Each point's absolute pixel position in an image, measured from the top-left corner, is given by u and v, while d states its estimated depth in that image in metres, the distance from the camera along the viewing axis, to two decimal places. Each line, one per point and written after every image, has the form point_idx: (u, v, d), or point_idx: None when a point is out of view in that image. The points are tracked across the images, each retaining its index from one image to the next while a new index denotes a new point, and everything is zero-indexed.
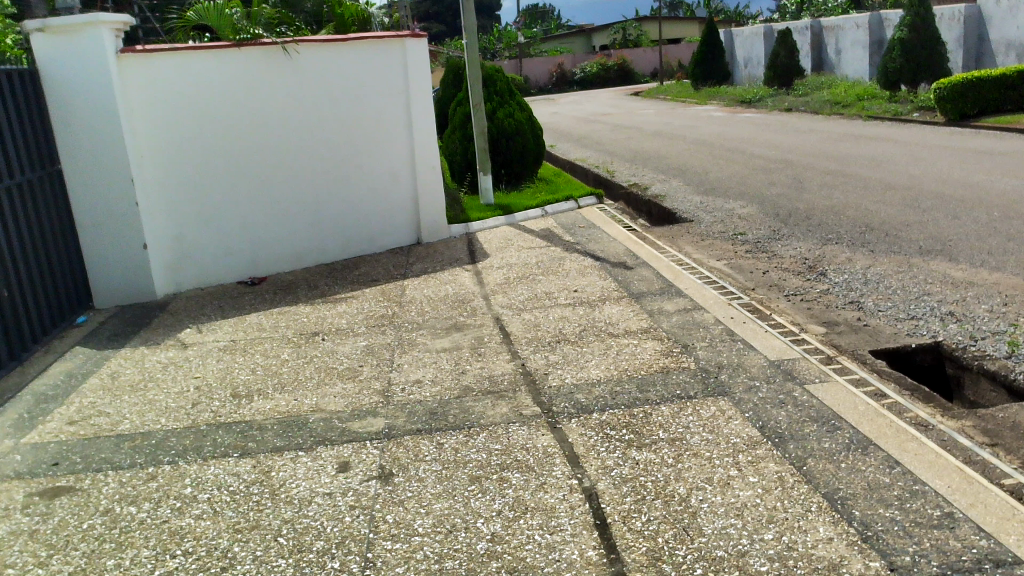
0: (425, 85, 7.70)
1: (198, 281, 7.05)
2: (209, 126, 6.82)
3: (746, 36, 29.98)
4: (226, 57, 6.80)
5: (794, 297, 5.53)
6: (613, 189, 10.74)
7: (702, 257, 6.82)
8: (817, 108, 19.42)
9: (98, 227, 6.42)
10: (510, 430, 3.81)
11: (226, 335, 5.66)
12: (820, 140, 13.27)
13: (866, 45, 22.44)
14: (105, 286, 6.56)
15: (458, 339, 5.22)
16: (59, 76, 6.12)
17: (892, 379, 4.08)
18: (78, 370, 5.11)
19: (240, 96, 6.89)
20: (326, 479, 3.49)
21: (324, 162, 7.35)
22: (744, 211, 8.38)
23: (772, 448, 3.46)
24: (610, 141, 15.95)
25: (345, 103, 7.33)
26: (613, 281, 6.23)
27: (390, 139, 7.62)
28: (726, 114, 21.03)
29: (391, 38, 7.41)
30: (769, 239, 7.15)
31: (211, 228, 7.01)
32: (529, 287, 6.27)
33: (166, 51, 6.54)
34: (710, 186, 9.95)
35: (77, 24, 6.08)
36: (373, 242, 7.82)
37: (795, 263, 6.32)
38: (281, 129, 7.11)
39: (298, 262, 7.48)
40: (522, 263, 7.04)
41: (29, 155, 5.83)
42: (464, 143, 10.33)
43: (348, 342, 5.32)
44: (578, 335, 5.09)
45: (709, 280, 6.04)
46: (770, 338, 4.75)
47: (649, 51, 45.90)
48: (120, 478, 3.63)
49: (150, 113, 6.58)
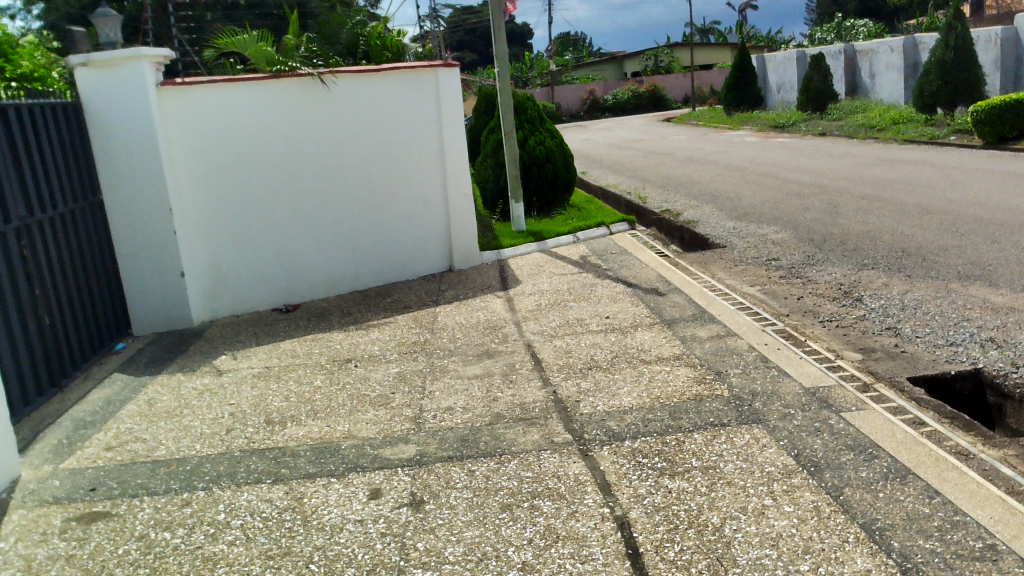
0: (457, 114, 7.78)
1: (233, 308, 7.14)
2: (247, 156, 6.94)
3: (778, 60, 29.89)
4: (264, 88, 6.92)
5: (829, 323, 5.46)
6: (645, 215, 10.72)
7: (735, 283, 6.77)
8: (852, 133, 19.26)
9: (138, 255, 6.55)
10: (542, 458, 3.80)
11: (260, 361, 5.72)
12: (855, 164, 13.15)
13: (901, 69, 22.26)
14: (144, 313, 6.67)
15: (490, 366, 5.22)
16: (101, 109, 6.29)
17: (930, 406, 4.00)
18: (117, 397, 5.19)
19: (277, 127, 7.01)
20: (358, 506, 3.50)
21: (358, 190, 7.44)
22: (777, 236, 8.31)
23: (807, 477, 3.40)
24: (642, 167, 15.95)
25: (378, 133, 7.43)
26: (645, 307, 6.20)
27: (423, 167, 7.70)
28: (760, 139, 20.94)
29: (424, 68, 7.51)
30: (803, 264, 7.08)
31: (247, 256, 7.11)
32: (561, 313, 6.27)
33: (205, 84, 6.68)
34: (742, 212, 9.89)
35: (120, 58, 6.24)
36: (405, 269, 7.88)
37: (830, 289, 6.25)
38: (317, 158, 7.21)
39: (332, 289, 7.55)
40: (554, 289, 7.04)
41: (72, 186, 5.98)
42: (496, 171, 10.39)
43: (381, 368, 5.35)
44: (610, 362, 5.07)
45: (742, 306, 5.99)
46: (805, 365, 4.69)
47: (681, 77, 45.97)
48: (155, 503, 3.67)
49: (189, 144, 6.71)
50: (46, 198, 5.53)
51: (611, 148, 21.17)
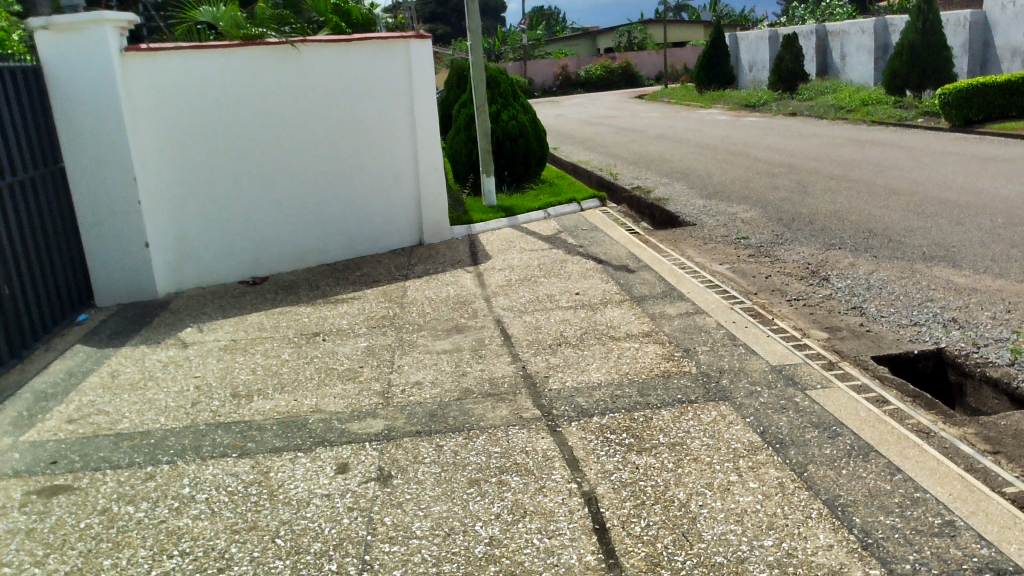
0: (428, 85, 7.70)
1: (200, 281, 7.04)
2: (215, 125, 6.82)
3: (751, 40, 29.91)
4: (232, 56, 6.78)
5: (796, 302, 5.51)
6: (616, 192, 10.72)
7: (705, 261, 6.80)
8: (822, 113, 19.38)
9: (99, 224, 6.43)
10: (510, 433, 3.80)
11: (226, 334, 5.65)
12: (824, 144, 13.22)
13: (872, 50, 22.39)
14: (106, 284, 6.56)
15: (459, 341, 5.20)
16: (63, 75, 6.13)
17: (893, 385, 4.06)
18: (79, 368, 5.10)
19: (245, 96, 6.89)
20: (325, 480, 3.48)
21: (328, 162, 7.35)
22: (747, 215, 8.35)
23: (772, 454, 3.44)
24: (614, 144, 15.94)
25: (349, 104, 7.33)
26: (615, 284, 6.22)
27: (394, 140, 7.63)
28: (731, 117, 21.04)
29: (395, 39, 7.43)
30: (772, 243, 7.13)
31: (214, 228, 7.00)
32: (530, 289, 6.26)
33: (173, 51, 6.54)
34: (713, 190, 9.93)
35: (83, 22, 6.09)
36: (376, 243, 7.82)
37: (798, 268, 6.29)
38: (285, 129, 7.10)
39: (300, 263, 7.47)
40: (524, 265, 7.04)
41: (32, 153, 5.86)
42: (467, 145, 10.31)
43: (349, 343, 5.31)
44: (579, 338, 5.08)
45: (711, 285, 6.03)
46: (771, 343, 4.74)
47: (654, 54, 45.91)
48: (118, 477, 3.62)
49: (155, 112, 6.57)
50: (6, 164, 5.41)
51: (583, 125, 21.17)
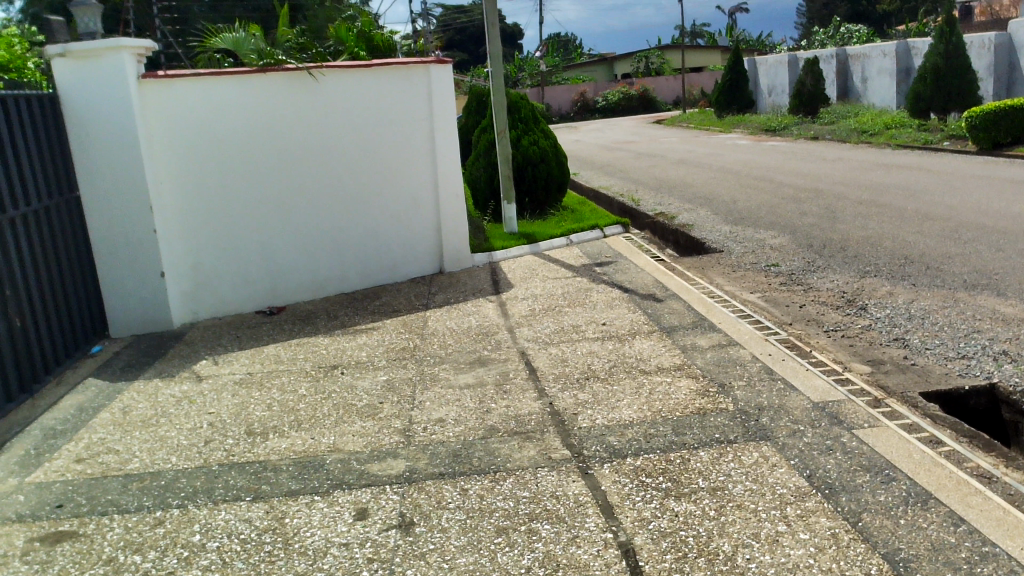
0: (449, 111, 7.56)
1: (216, 310, 6.89)
2: (232, 152, 6.70)
3: (770, 63, 29.74)
4: (250, 83, 6.68)
5: (834, 333, 5.27)
6: (639, 218, 10.53)
7: (735, 289, 6.58)
8: (845, 137, 19.15)
9: (115, 254, 6.32)
10: (538, 476, 3.58)
11: (242, 367, 5.48)
12: (850, 169, 12.99)
13: (894, 73, 22.17)
14: (121, 315, 6.43)
15: (483, 375, 4.99)
16: (78, 103, 6.05)
17: (946, 424, 3.81)
18: (90, 404, 4.92)
19: (262, 122, 6.77)
20: (343, 527, 3.27)
21: (347, 190, 7.21)
22: (776, 241, 8.12)
23: (822, 500, 3.20)
24: (635, 169, 15.78)
25: (367, 130, 7.20)
26: (643, 314, 6.00)
27: (414, 166, 7.49)
28: (752, 142, 20.83)
29: (415, 64, 7.30)
30: (803, 270, 6.90)
31: (230, 257, 6.86)
32: (555, 320, 6.05)
33: (189, 77, 6.43)
34: (738, 215, 9.72)
35: (99, 49, 6.01)
36: (395, 271, 7.65)
37: (833, 296, 6.05)
38: (303, 156, 6.97)
39: (317, 292, 7.30)
40: (547, 294, 6.84)
41: (46, 182, 5.79)
42: (487, 171, 10.15)
43: (369, 376, 5.12)
44: (608, 372, 4.86)
45: (743, 314, 5.81)
46: (811, 377, 4.50)
47: (672, 79, 45.89)
48: (125, 522, 3.43)
49: (172, 140, 6.46)
50: (19, 193, 5.35)
51: (602, 151, 21.03)
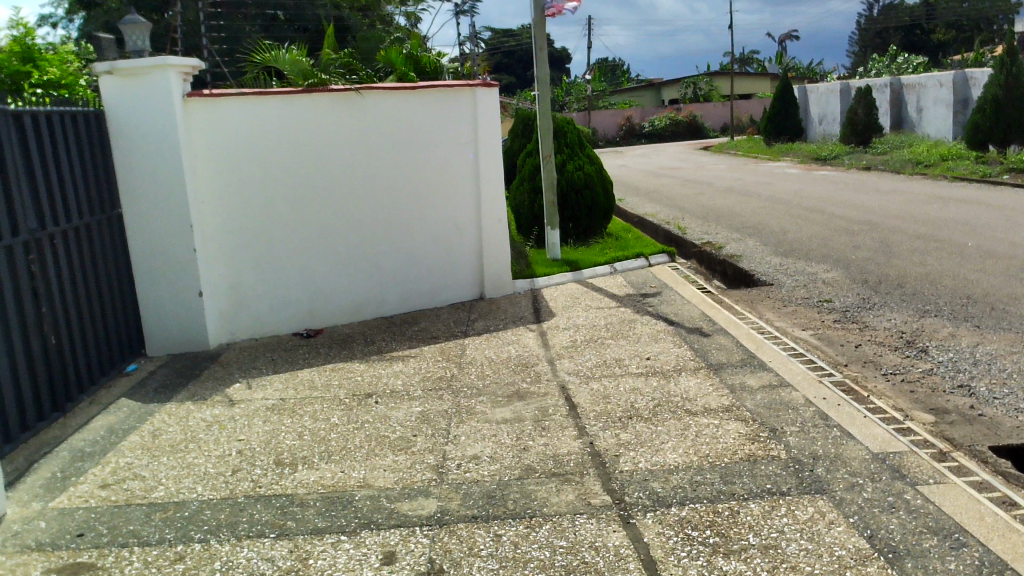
0: (494, 135, 7.45)
1: (253, 331, 6.81)
2: (274, 173, 6.64)
3: (821, 92, 29.30)
4: (295, 103, 6.62)
5: (893, 377, 4.98)
6: (685, 247, 10.29)
7: (786, 326, 6.31)
8: (898, 168, 18.68)
9: (155, 272, 6.28)
10: (577, 524, 3.38)
11: (276, 392, 5.36)
12: (905, 201, 12.60)
13: (950, 104, 21.64)
14: (158, 333, 6.38)
15: (521, 409, 4.80)
16: (124, 122, 6.06)
17: (1020, 485, 3.53)
18: (121, 426, 4.83)
19: (305, 143, 6.70)
20: (369, 572, 3.10)
21: (388, 213, 7.11)
22: (828, 275, 7.83)
23: (885, 566, 2.95)
24: (681, 196, 15.54)
25: (411, 152, 7.10)
26: (689, 349, 5.77)
27: (456, 191, 7.37)
28: (801, 171, 20.44)
29: (461, 87, 7.20)
30: (859, 307, 6.61)
31: (269, 278, 6.78)
32: (597, 352, 5.85)
33: (234, 96, 6.40)
34: (788, 247, 9.43)
35: (147, 67, 6.00)
36: (435, 296, 7.52)
37: (891, 336, 5.76)
38: (345, 178, 6.89)
39: (355, 315, 7.19)
40: (590, 324, 6.64)
41: (89, 199, 5.77)
42: (531, 196, 10.01)
43: (403, 407, 4.96)
44: (653, 411, 4.64)
45: (794, 353, 5.55)
46: (870, 426, 4.23)
47: (720, 105, 45.53)
48: (145, 556, 3.30)
49: (214, 158, 6.42)
50: (60, 210, 5.31)
51: (648, 176, 20.78)
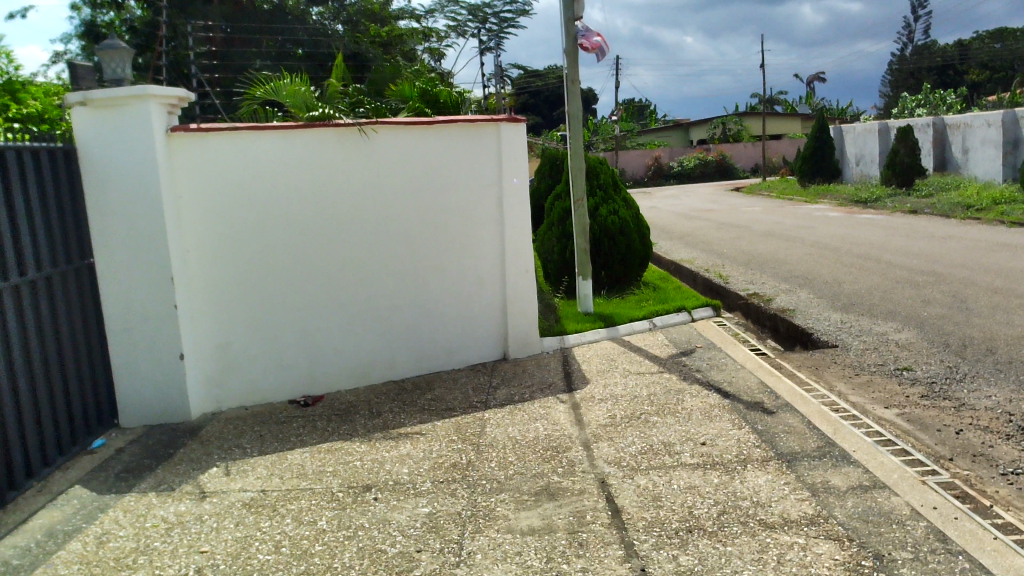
0: (520, 177, 6.64)
1: (243, 398, 5.95)
2: (271, 218, 5.84)
3: (858, 132, 28.33)
4: (296, 139, 5.84)
5: (1015, 477, 4.03)
6: (729, 299, 9.38)
7: (864, 401, 5.36)
8: (947, 211, 17.65)
9: (130, 332, 5.44)
10: None
11: (257, 482, 4.47)
12: (967, 248, 11.62)
13: (1000, 144, 20.64)
14: (132, 403, 5.52)
15: (552, 514, 3.87)
16: (98, 161, 5.27)
17: None
18: (63, 528, 3.96)
19: (307, 185, 5.91)
20: None
21: (401, 264, 6.28)
22: (901, 336, 6.87)
23: None
24: (719, 240, 14.62)
25: (428, 196, 6.29)
26: (752, 431, 4.83)
27: (478, 239, 6.55)
28: (843, 214, 19.43)
29: (484, 123, 6.41)
30: (946, 378, 5.65)
31: (263, 337, 5.94)
32: (641, 434, 4.91)
33: (226, 131, 5.64)
34: (847, 301, 8.47)
35: (123, 97, 5.23)
36: (452, 356, 6.65)
37: (996, 419, 4.80)
38: (352, 224, 6.07)
39: (362, 379, 6.32)
40: (630, 395, 5.72)
41: (52, 248, 4.94)
42: (560, 242, 9.15)
43: (408, 505, 4.06)
44: (718, 522, 3.69)
45: (882, 439, 4.60)
46: (1006, 554, 3.28)
47: (750, 146, 44.73)
48: None
49: (202, 202, 5.64)
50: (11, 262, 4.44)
51: (680, 218, 19.88)
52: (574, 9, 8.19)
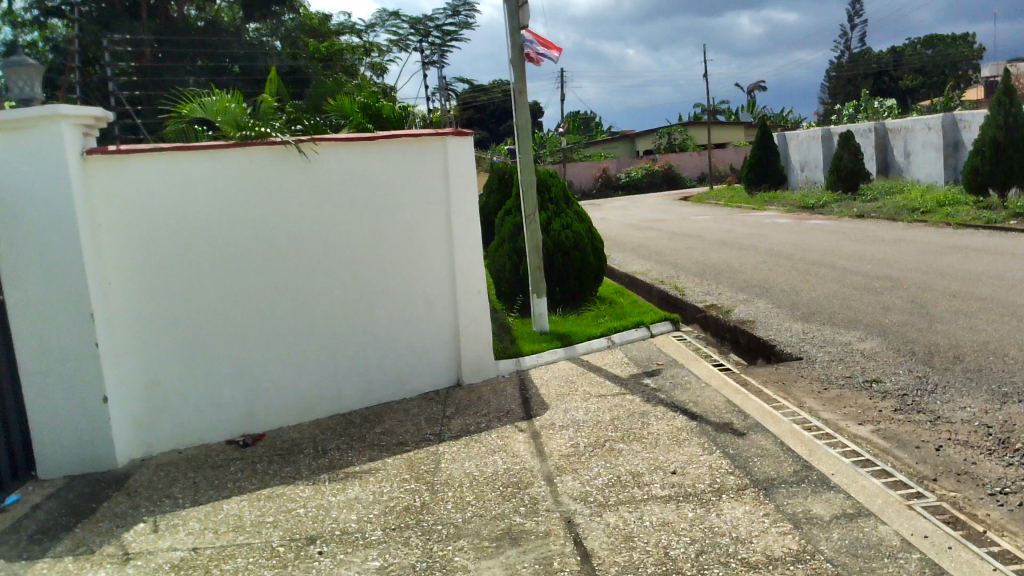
0: (468, 193, 6.31)
1: (176, 441, 5.48)
2: (202, 246, 5.42)
3: (801, 138, 28.64)
4: (227, 159, 5.44)
5: (1004, 497, 3.80)
6: (687, 311, 9.15)
7: (836, 417, 5.13)
8: (894, 215, 17.81)
9: (47, 374, 4.95)
10: None
11: (189, 538, 4.04)
12: (918, 252, 11.61)
13: (940, 147, 20.96)
14: (51, 452, 5.01)
15: (516, 563, 3.52)
16: (4, 188, 4.80)
17: None
18: None
19: (240, 208, 5.50)
20: None
21: (344, 290, 5.90)
22: (865, 346, 6.68)
23: None
24: (670, 251, 14.46)
25: (371, 216, 5.93)
26: (724, 456, 4.55)
27: (427, 260, 6.20)
28: (792, 220, 19.49)
29: (429, 137, 6.09)
30: (917, 390, 5.45)
31: (195, 374, 5.49)
32: (607, 464, 4.59)
33: (149, 153, 5.22)
34: (807, 310, 8.30)
35: (31, 118, 4.77)
36: (402, 385, 6.27)
37: (975, 433, 4.59)
38: (290, 249, 5.68)
39: (305, 415, 5.90)
40: (593, 420, 5.41)
41: None
42: (513, 258, 8.84)
43: (357, 559, 3.68)
44: (697, 564, 3.38)
45: (861, 460, 4.35)
46: None
47: (696, 155, 45.12)
48: None
49: (125, 230, 5.19)
50: None
51: (630, 230, 19.75)
52: (519, 18, 7.91)
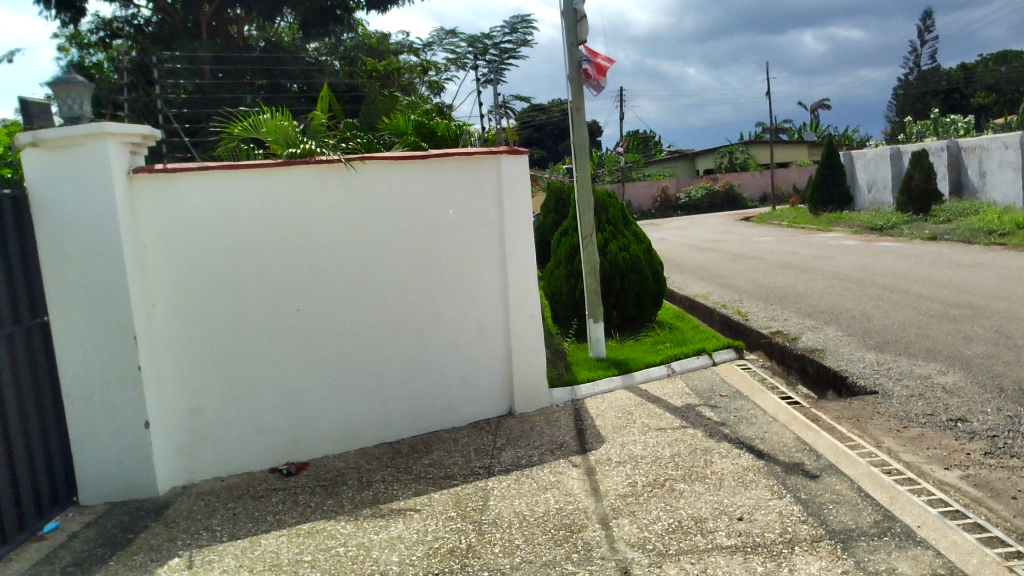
0: (522, 213, 6.07)
1: (218, 468, 5.32)
2: (247, 267, 5.27)
3: (869, 157, 27.78)
4: (274, 179, 5.30)
5: None
6: (751, 338, 8.74)
7: (918, 459, 4.72)
8: (969, 237, 17.03)
9: (89, 399, 4.84)
10: None
11: None
12: (999, 277, 10.97)
13: (1018, 167, 20.05)
14: (92, 478, 4.89)
15: None
16: (51, 208, 4.72)
17: None
18: None
19: (286, 229, 5.35)
20: None
21: (392, 312, 5.69)
22: (947, 380, 6.22)
23: None
24: (732, 273, 14.00)
25: (420, 237, 5.73)
26: (795, 501, 4.19)
27: (479, 283, 5.97)
28: (861, 242, 18.80)
29: (482, 156, 5.88)
30: (1008, 431, 5.00)
31: (239, 399, 5.33)
32: (667, 507, 4.27)
33: (196, 172, 5.11)
34: (881, 339, 7.83)
35: (79, 136, 4.69)
36: (452, 413, 6.02)
37: None
38: (337, 270, 5.50)
39: (351, 442, 5.69)
40: (651, 456, 5.08)
41: None
42: (568, 281, 8.56)
43: None
44: None
45: (949, 510, 3.95)
46: None
47: (758, 174, 44.27)
48: None
49: (170, 251, 5.08)
50: None
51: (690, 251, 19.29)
52: (577, 33, 7.68)
